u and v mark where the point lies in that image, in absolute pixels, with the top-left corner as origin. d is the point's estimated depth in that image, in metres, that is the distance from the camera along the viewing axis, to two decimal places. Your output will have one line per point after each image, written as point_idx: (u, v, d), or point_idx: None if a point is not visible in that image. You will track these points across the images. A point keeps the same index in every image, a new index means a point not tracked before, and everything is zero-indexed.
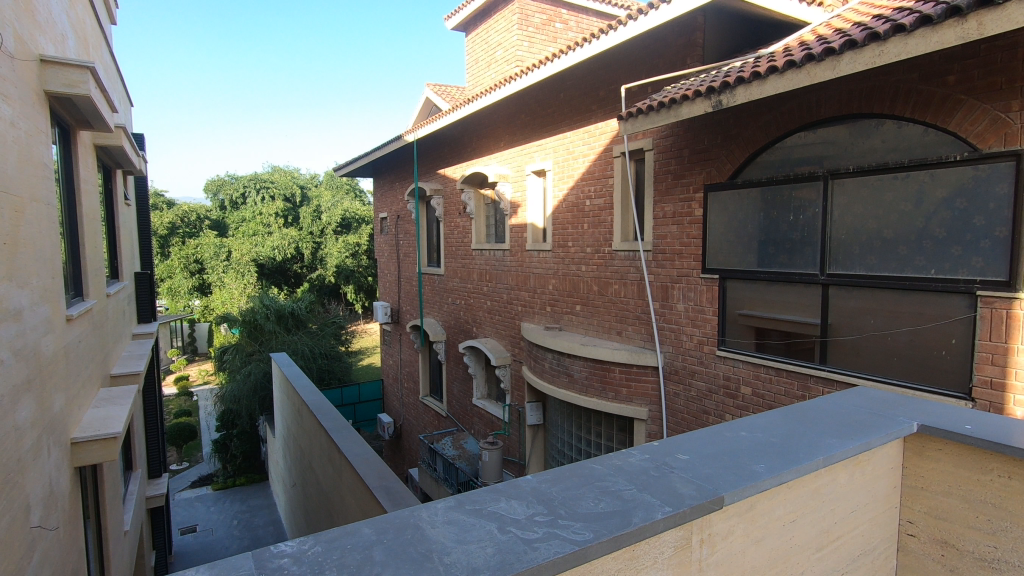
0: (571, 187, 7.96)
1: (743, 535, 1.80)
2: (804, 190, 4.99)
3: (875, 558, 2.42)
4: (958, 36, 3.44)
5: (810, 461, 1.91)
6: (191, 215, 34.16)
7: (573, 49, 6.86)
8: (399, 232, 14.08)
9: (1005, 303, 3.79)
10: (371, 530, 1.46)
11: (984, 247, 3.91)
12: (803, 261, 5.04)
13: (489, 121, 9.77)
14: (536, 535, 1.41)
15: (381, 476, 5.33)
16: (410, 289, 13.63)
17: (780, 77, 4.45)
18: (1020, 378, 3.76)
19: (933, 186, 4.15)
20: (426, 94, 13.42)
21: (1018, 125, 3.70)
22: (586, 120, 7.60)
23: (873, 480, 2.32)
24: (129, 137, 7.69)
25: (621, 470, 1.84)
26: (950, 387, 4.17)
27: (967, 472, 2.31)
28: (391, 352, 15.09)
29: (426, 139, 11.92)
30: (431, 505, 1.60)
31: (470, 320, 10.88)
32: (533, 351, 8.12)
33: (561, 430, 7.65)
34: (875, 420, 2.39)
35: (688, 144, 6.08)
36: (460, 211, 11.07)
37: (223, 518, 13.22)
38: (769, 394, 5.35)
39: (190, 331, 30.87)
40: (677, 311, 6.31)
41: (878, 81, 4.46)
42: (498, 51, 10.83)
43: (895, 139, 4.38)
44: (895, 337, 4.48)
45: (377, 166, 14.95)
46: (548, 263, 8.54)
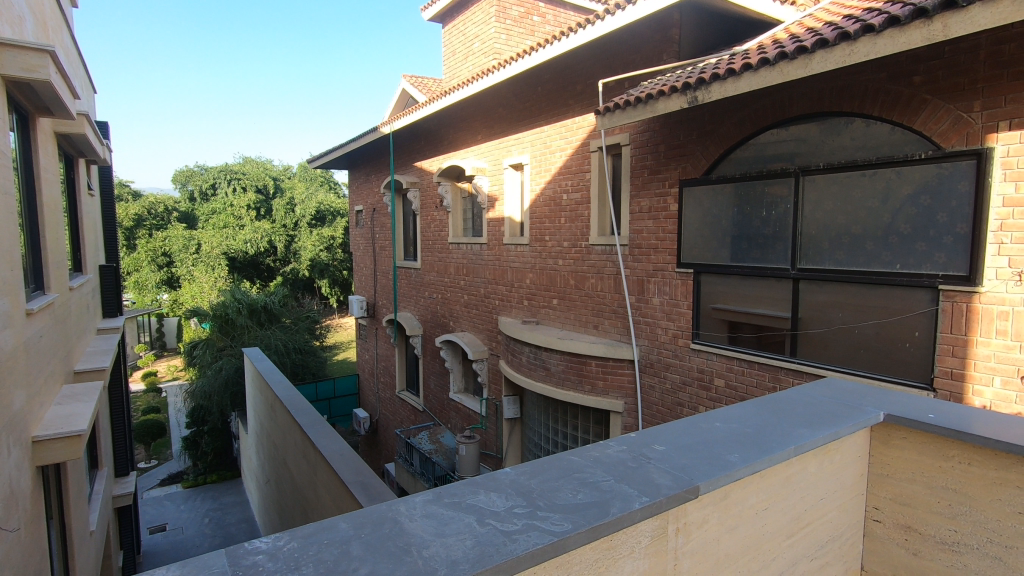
0: (548, 181, 7.97)
1: (717, 523, 1.83)
2: (776, 186, 5.09)
3: (842, 543, 2.49)
4: (925, 37, 3.54)
5: (782, 450, 1.96)
6: (159, 206, 33.31)
7: (550, 42, 6.84)
8: (375, 226, 13.91)
9: (966, 297, 3.94)
10: (348, 525, 1.44)
11: (946, 243, 4.04)
12: (775, 255, 5.14)
13: (466, 114, 9.71)
14: (515, 527, 1.41)
15: (357, 471, 5.29)
16: (386, 283, 13.50)
17: (754, 75, 4.51)
18: (978, 369, 3.94)
19: (899, 183, 4.28)
20: (402, 86, 13.26)
21: (979, 125, 3.85)
22: (563, 115, 7.61)
23: (842, 469, 2.38)
24: (92, 125, 7.42)
25: (598, 461, 1.85)
26: (913, 378, 4.32)
27: (930, 460, 2.38)
28: (367, 346, 14.96)
29: (402, 131, 11.79)
30: (408, 499, 1.58)
31: (446, 314, 10.84)
32: (510, 345, 8.14)
33: (538, 423, 7.71)
34: (843, 410, 2.46)
35: (664, 140, 6.14)
36: (437, 204, 11.00)
37: (194, 516, 12.96)
38: (741, 386, 5.47)
39: (159, 326, 30.10)
40: (653, 305, 6.38)
41: (848, 80, 4.57)
42: (475, 43, 10.75)
43: (863, 137, 4.49)
44: (862, 330, 4.61)
45: (353, 158, 14.73)
46: (525, 257, 8.55)
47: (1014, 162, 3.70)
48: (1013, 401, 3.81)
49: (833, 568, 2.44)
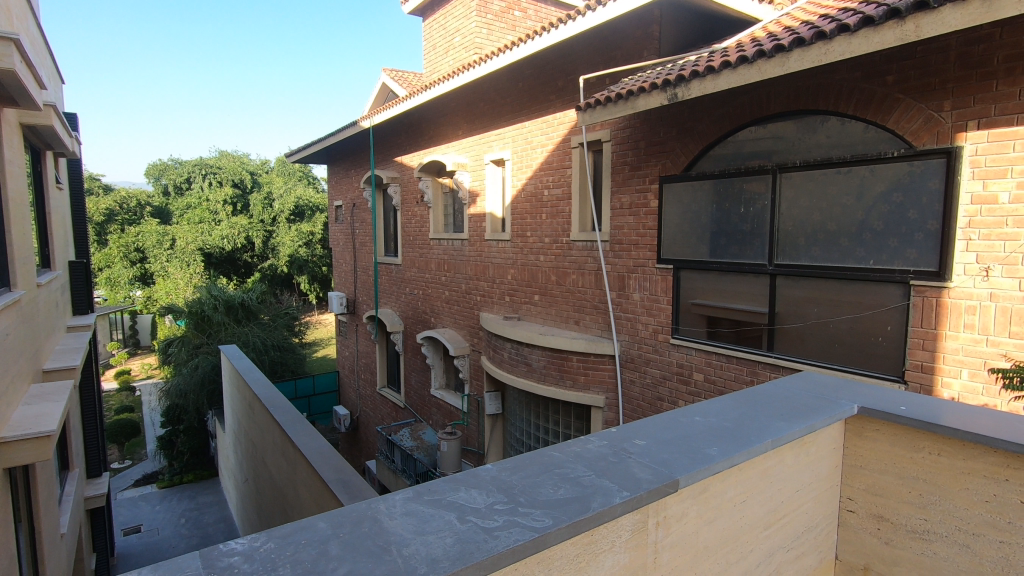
0: (530, 177, 7.96)
1: (696, 516, 1.85)
2: (753, 183, 5.15)
3: (817, 534, 2.53)
4: (898, 37, 3.61)
5: (759, 444, 1.99)
6: (131, 201, 32.52)
7: (531, 37, 6.81)
8: (355, 221, 13.76)
9: (935, 292, 4.05)
10: (326, 524, 1.42)
11: (917, 239, 4.15)
12: (753, 251, 5.21)
13: (447, 109, 9.65)
14: (496, 523, 1.40)
15: (338, 469, 5.24)
16: (367, 279, 13.38)
17: (732, 72, 4.55)
18: (947, 362, 4.06)
19: (873, 180, 4.36)
20: (382, 80, 13.11)
21: (949, 124, 3.95)
22: (545, 110, 7.60)
23: (817, 461, 2.43)
24: (60, 117, 7.19)
25: (580, 456, 1.86)
26: (884, 371, 4.43)
27: (901, 451, 2.42)
28: (347, 343, 14.82)
29: (382, 125, 11.66)
30: (388, 497, 1.57)
31: (427, 311, 10.78)
32: (491, 341, 8.14)
33: (520, 419, 7.74)
34: (818, 403, 2.51)
35: (644, 137, 6.18)
36: (418, 200, 10.91)
37: (170, 516, 12.72)
38: (720, 380, 5.54)
39: (132, 323, 29.41)
40: (633, 301, 6.43)
41: (824, 79, 4.64)
42: (456, 38, 10.68)
43: (838, 135, 4.57)
44: (836, 324, 4.70)
45: (332, 152, 14.54)
46: (507, 252, 8.54)
47: (982, 160, 3.82)
48: (980, 393, 3.93)
49: (808, 558, 2.48)
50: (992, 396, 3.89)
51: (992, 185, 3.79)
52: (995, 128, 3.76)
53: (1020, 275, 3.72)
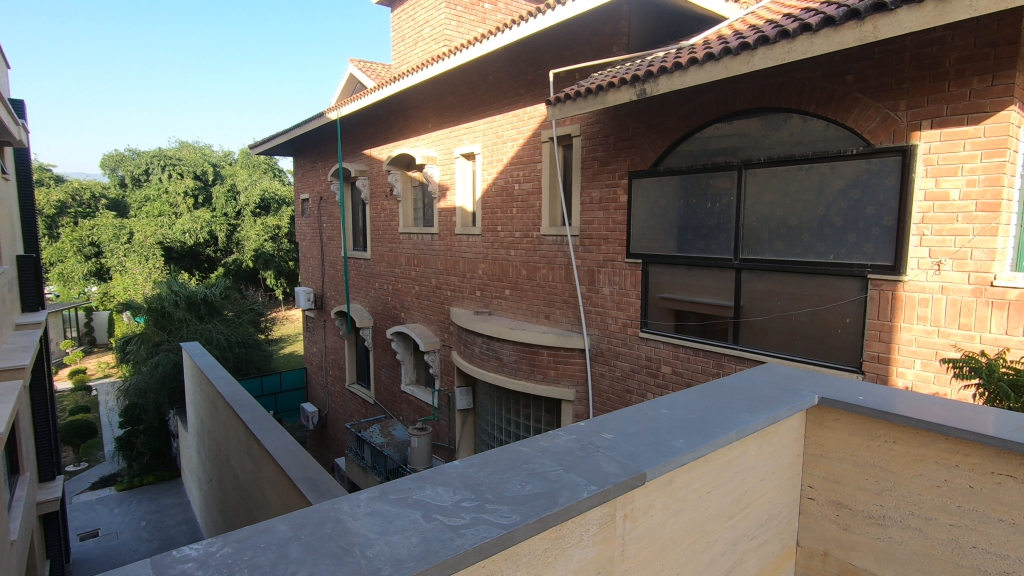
0: (500, 171, 7.92)
1: (663, 508, 1.87)
2: (719, 178, 5.23)
3: (780, 522, 2.57)
4: (857, 37, 3.70)
5: (724, 435, 2.02)
6: (85, 193, 31.22)
7: (501, 30, 6.75)
8: (322, 215, 13.49)
9: (891, 285, 4.20)
10: (287, 526, 1.38)
11: (874, 234, 4.28)
12: (719, 246, 5.29)
13: (417, 101, 9.52)
14: (462, 521, 1.38)
15: (305, 468, 5.14)
16: (335, 273, 13.15)
17: (699, 69, 4.60)
18: (902, 353, 4.22)
19: (833, 177, 4.48)
20: (349, 70, 12.85)
21: (904, 124, 4.09)
22: (515, 104, 7.57)
23: (779, 451, 2.47)
24: (5, 104, 6.82)
25: (547, 451, 1.85)
26: (843, 362, 4.58)
27: (859, 439, 2.45)
28: (315, 339, 14.56)
29: (350, 117, 11.43)
30: (352, 496, 1.53)
31: (397, 305, 10.66)
32: (462, 336, 8.10)
33: (491, 414, 7.74)
34: (781, 394, 2.56)
35: (613, 132, 6.22)
36: (387, 193, 10.76)
37: (130, 520, 12.30)
38: (687, 372, 5.64)
39: (88, 320, 28.27)
40: (603, 295, 6.48)
41: (787, 77, 4.73)
42: (425, 29, 10.54)
43: (800, 133, 4.68)
44: (797, 317, 4.82)
45: (297, 144, 14.22)
46: (477, 247, 8.49)
47: (934, 159, 3.97)
48: (932, 382, 4.09)
49: (770, 546, 2.53)
50: (943, 384, 4.04)
51: (944, 182, 3.95)
52: (946, 128, 3.91)
53: (969, 268, 3.88)
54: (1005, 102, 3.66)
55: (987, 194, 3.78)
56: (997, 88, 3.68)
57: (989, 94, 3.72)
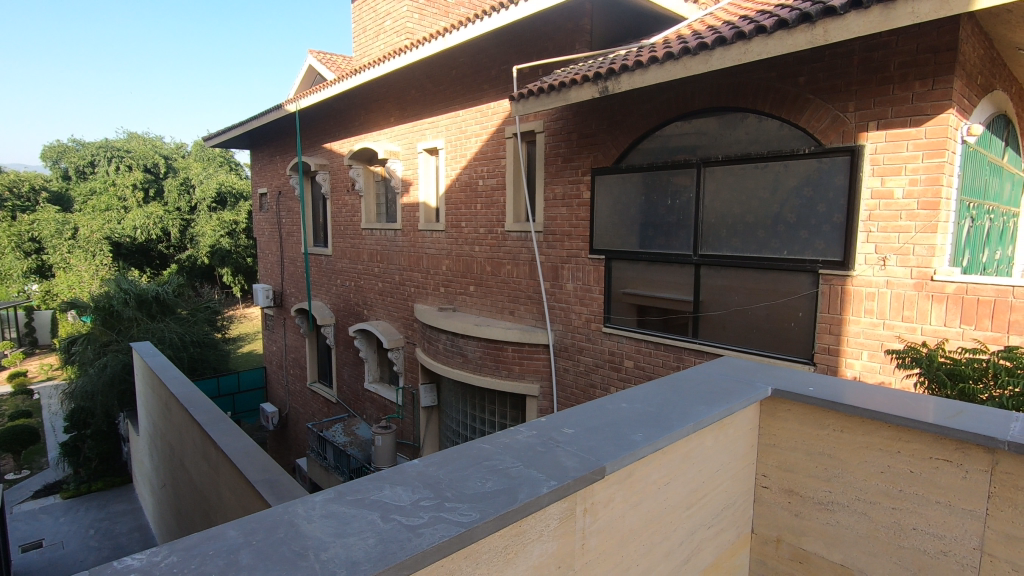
0: (464, 167, 7.87)
1: (622, 500, 1.90)
2: (679, 176, 5.34)
3: (735, 511, 2.64)
4: (808, 40, 3.82)
5: (681, 427, 2.06)
6: (24, 185, 29.52)
7: (464, 24, 6.69)
8: (281, 210, 13.13)
9: (840, 280, 4.38)
10: (237, 532, 1.33)
11: (825, 231, 4.45)
12: (679, 242, 5.40)
13: (379, 94, 9.35)
14: (421, 521, 1.36)
15: (264, 469, 5.00)
16: (295, 270, 12.83)
17: (659, 67, 4.66)
18: (850, 345, 4.40)
19: (786, 175, 4.62)
20: (308, 62, 12.52)
21: (853, 124, 4.26)
22: (478, 99, 7.54)
23: (734, 441, 2.54)
24: None
25: (508, 447, 1.85)
26: (796, 354, 4.74)
27: (809, 429, 2.53)
28: (275, 338, 14.19)
29: (309, 109, 11.13)
30: (307, 498, 1.49)
31: (360, 303, 10.49)
32: (426, 332, 8.03)
33: (456, 410, 7.72)
34: (736, 386, 2.63)
35: (576, 128, 6.26)
36: (348, 188, 10.55)
37: (77, 529, 11.74)
38: (648, 366, 5.74)
39: (28, 320, 26.76)
40: (567, 291, 6.53)
41: (743, 77, 4.85)
42: (387, 21, 10.37)
43: (756, 132, 4.81)
44: (753, 311, 4.96)
45: (254, 136, 13.78)
46: (441, 243, 8.43)
47: (880, 159, 4.15)
48: (877, 371, 4.28)
49: (726, 534, 2.59)
50: (888, 373, 4.23)
51: (889, 181, 4.13)
52: (891, 128, 4.09)
53: (911, 264, 4.07)
54: (945, 105, 3.85)
55: (928, 192, 3.97)
56: (937, 92, 3.88)
57: (930, 98, 3.91)
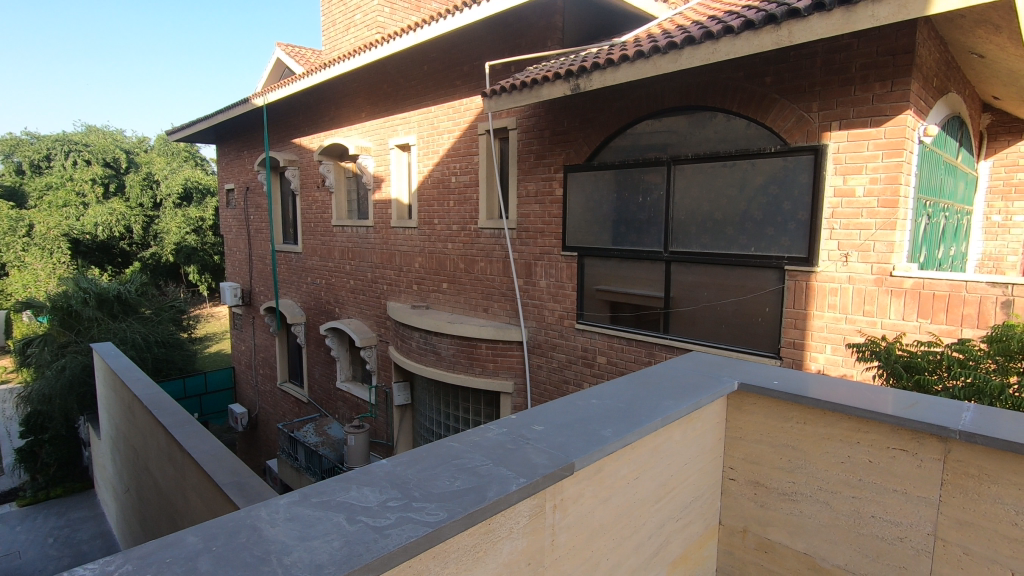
0: (436, 164, 7.82)
1: (592, 496, 1.91)
2: (650, 173, 5.39)
3: (703, 503, 2.68)
4: (774, 41, 3.90)
5: (649, 423, 2.08)
6: None
7: (436, 19, 6.63)
8: (248, 206, 12.83)
9: (805, 276, 4.50)
10: (197, 538, 1.30)
11: (790, 228, 4.56)
12: (650, 239, 5.46)
13: (349, 89, 9.21)
14: (388, 522, 1.35)
15: (233, 472, 4.88)
16: (263, 268, 12.57)
17: (630, 66, 4.70)
18: (814, 339, 4.52)
19: (754, 173, 4.72)
20: (276, 55, 12.25)
21: (816, 124, 4.37)
22: (450, 96, 7.48)
23: (701, 435, 2.58)
24: None
25: (477, 445, 1.84)
26: (763, 349, 4.85)
27: (774, 422, 2.59)
28: (243, 337, 13.88)
29: (277, 104, 10.89)
30: (271, 501, 1.46)
31: (331, 301, 10.33)
32: (399, 330, 7.97)
33: (430, 408, 7.69)
34: (704, 381, 2.67)
35: (549, 126, 6.27)
36: (318, 184, 10.37)
37: (34, 537, 11.29)
38: (621, 362, 5.81)
39: None
40: (540, 288, 6.55)
41: (712, 77, 4.93)
42: (357, 15, 10.21)
43: (724, 131, 4.90)
44: (722, 306, 5.05)
45: (220, 131, 13.42)
46: (413, 240, 8.35)
47: (842, 158, 4.27)
48: (840, 365, 4.41)
49: (694, 526, 2.63)
50: (850, 366, 4.36)
51: (851, 180, 4.25)
52: (853, 129, 4.21)
53: (872, 260, 4.20)
54: (902, 107, 3.98)
55: (888, 191, 4.10)
56: (895, 94, 4.01)
57: (889, 99, 4.04)
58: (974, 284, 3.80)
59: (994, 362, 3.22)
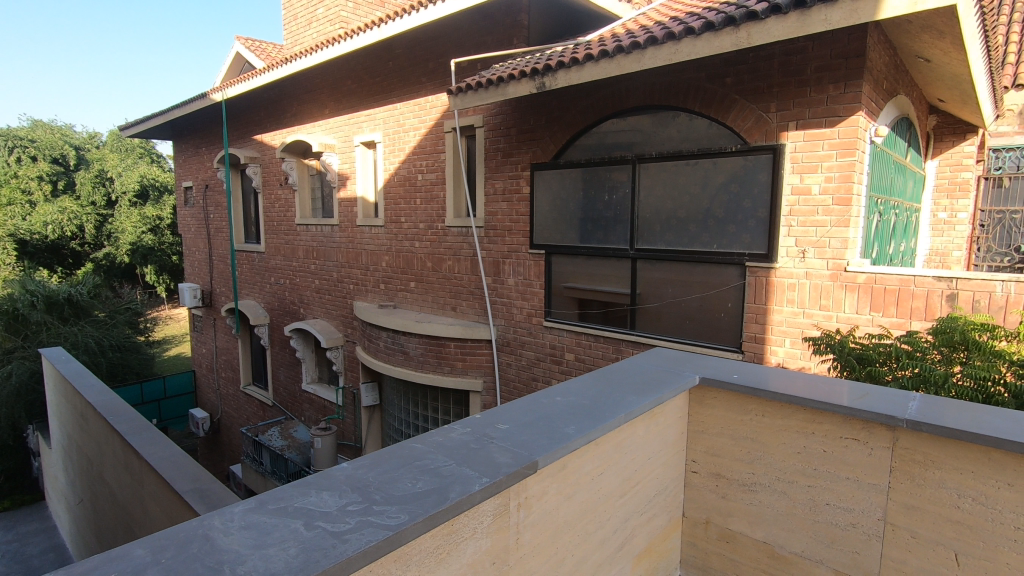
0: (402, 161, 7.73)
1: (556, 493, 1.92)
2: (616, 172, 5.45)
3: (666, 496, 2.73)
4: (733, 42, 3.99)
5: (612, 419, 2.10)
6: None
7: (401, 15, 6.54)
8: (207, 204, 12.44)
9: (765, 272, 4.63)
10: (145, 550, 1.25)
11: (750, 225, 4.68)
12: (616, 237, 5.52)
13: (312, 84, 9.02)
14: (347, 526, 1.32)
15: (193, 479, 4.72)
16: (224, 268, 12.22)
17: (595, 65, 4.73)
18: (774, 333, 4.65)
19: (715, 172, 4.82)
20: (236, 48, 11.90)
21: (774, 124, 4.49)
22: (416, 93, 7.41)
23: (664, 430, 2.62)
24: None
25: (441, 445, 1.83)
26: (726, 343, 4.97)
27: (734, 414, 2.65)
28: (204, 339, 13.47)
29: (237, 99, 10.58)
30: (226, 509, 1.41)
31: (296, 301, 10.11)
32: (366, 330, 7.86)
33: (398, 408, 7.61)
34: (666, 376, 2.71)
35: (515, 124, 6.28)
36: (281, 182, 10.13)
37: None
38: (588, 359, 5.86)
39: None
40: (508, 286, 6.55)
41: (674, 77, 5.01)
42: (319, 9, 10.00)
43: (687, 130, 4.99)
44: (687, 302, 5.14)
45: (177, 126, 12.96)
46: (380, 239, 8.24)
47: (799, 157, 4.41)
48: (798, 357, 4.55)
49: (658, 519, 2.68)
50: (807, 359, 4.51)
51: (807, 178, 4.39)
52: (809, 129, 4.35)
53: (827, 256, 4.34)
54: (855, 108, 4.13)
55: (841, 189, 4.24)
56: (848, 95, 4.15)
57: (842, 100, 4.18)
58: (922, 279, 3.97)
59: (940, 352, 3.37)
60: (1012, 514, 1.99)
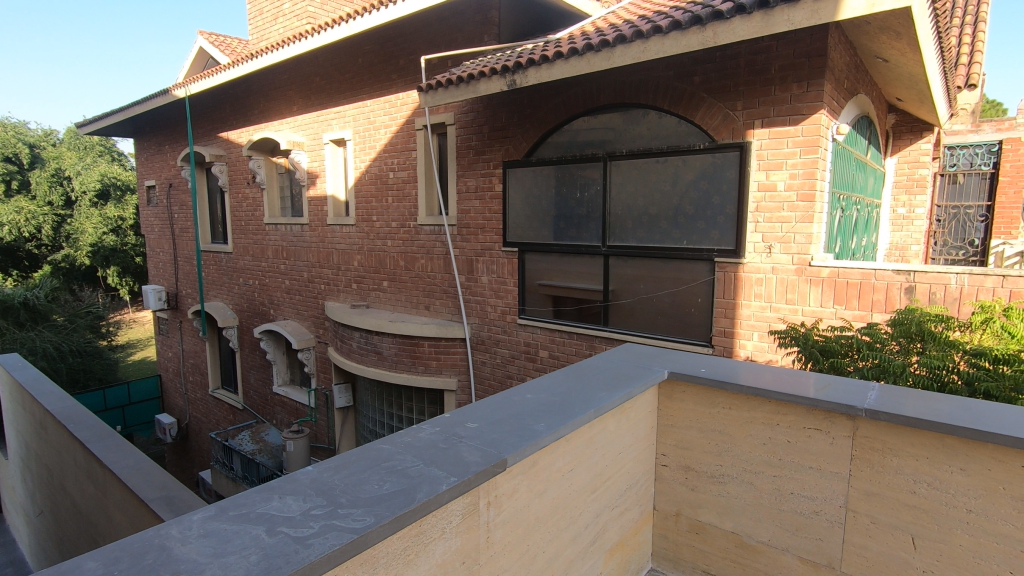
0: (373, 159, 7.64)
1: (527, 490, 1.92)
2: (588, 169, 5.49)
3: (638, 490, 2.76)
4: (700, 41, 4.04)
5: (582, 414, 2.11)
6: None
7: (369, 10, 6.44)
8: (172, 204, 12.08)
9: (733, 267, 4.71)
10: (97, 563, 1.20)
11: (719, 221, 4.75)
12: (588, 234, 5.56)
13: (280, 80, 8.83)
14: (310, 531, 1.30)
15: (160, 485, 4.58)
16: (190, 270, 11.89)
17: (565, 63, 4.74)
18: (743, 327, 4.74)
19: (684, 169, 4.89)
20: (199, 43, 11.58)
21: (741, 122, 4.57)
22: (386, 90, 7.31)
23: (635, 424, 2.65)
24: None
25: (409, 445, 1.81)
26: (696, 338, 5.05)
27: (703, 408, 2.70)
28: (170, 343, 13.09)
29: (201, 95, 10.30)
30: (184, 518, 1.37)
31: (265, 302, 9.91)
32: (338, 331, 7.75)
33: (372, 409, 7.54)
34: (636, 372, 2.73)
35: (487, 121, 6.25)
36: (248, 180, 9.90)
37: None
38: (562, 356, 5.89)
39: None
40: (481, 284, 6.53)
41: (644, 75, 5.05)
42: (286, 4, 9.80)
43: (657, 128, 5.05)
44: (658, 298, 5.20)
45: (138, 123, 12.54)
46: (351, 238, 8.13)
47: (765, 154, 4.50)
48: (766, 350, 4.64)
49: (630, 513, 2.70)
50: (774, 352, 4.60)
51: (773, 175, 4.48)
52: (774, 127, 4.44)
53: (793, 251, 4.44)
54: (817, 107, 4.23)
55: (805, 185, 4.34)
56: (811, 94, 4.26)
57: (805, 99, 4.28)
58: (882, 272, 4.11)
59: (898, 343, 3.49)
60: (965, 498, 2.07)
